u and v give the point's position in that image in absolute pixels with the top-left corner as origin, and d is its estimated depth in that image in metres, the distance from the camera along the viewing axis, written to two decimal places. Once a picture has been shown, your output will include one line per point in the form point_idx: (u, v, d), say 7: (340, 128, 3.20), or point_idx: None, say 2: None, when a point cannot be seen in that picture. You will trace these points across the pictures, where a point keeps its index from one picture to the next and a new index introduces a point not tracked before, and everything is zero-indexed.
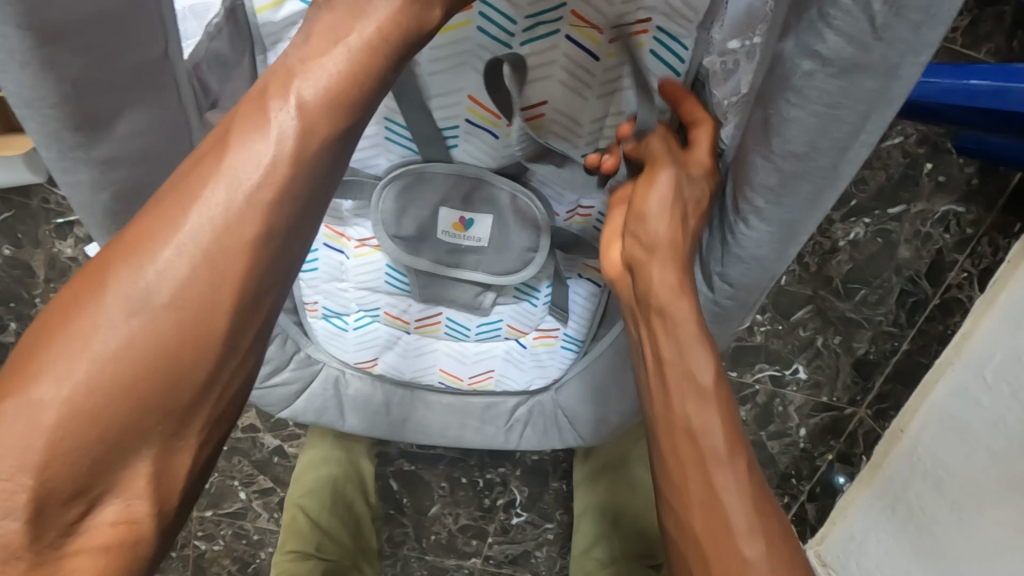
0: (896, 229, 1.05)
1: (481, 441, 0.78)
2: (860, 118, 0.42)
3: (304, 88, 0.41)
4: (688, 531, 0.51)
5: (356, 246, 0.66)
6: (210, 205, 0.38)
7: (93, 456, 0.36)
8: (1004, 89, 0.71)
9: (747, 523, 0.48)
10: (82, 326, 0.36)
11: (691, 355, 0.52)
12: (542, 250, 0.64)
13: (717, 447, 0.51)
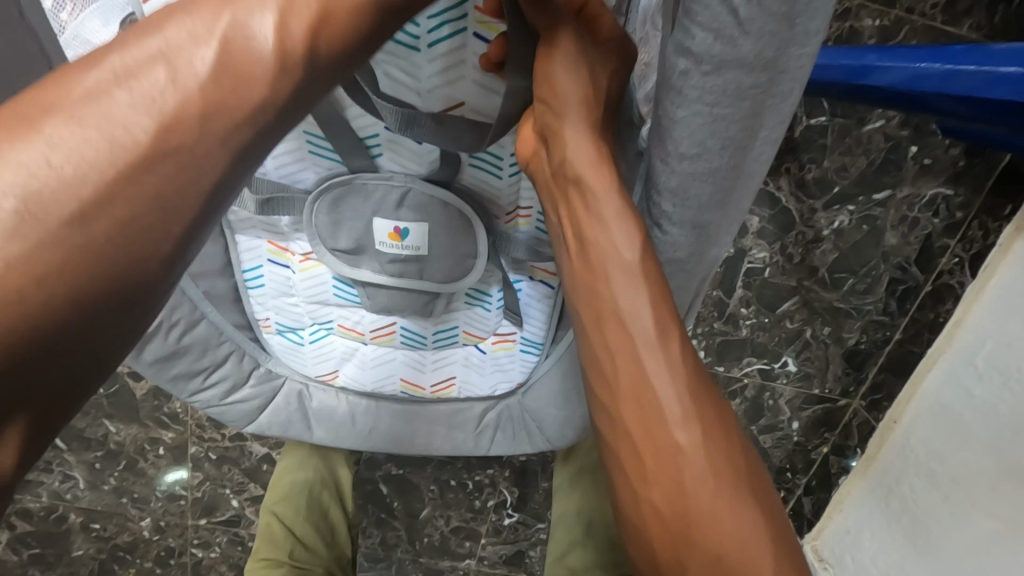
0: (882, 215, 1.01)
1: (450, 446, 0.78)
2: (747, 116, 0.40)
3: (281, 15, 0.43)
4: (625, 479, 0.49)
5: (300, 261, 0.66)
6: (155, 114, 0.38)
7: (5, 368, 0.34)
8: (953, 71, 0.70)
9: (710, 481, 0.45)
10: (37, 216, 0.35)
11: (635, 305, 0.47)
12: (482, 255, 0.64)
13: (659, 389, 0.46)
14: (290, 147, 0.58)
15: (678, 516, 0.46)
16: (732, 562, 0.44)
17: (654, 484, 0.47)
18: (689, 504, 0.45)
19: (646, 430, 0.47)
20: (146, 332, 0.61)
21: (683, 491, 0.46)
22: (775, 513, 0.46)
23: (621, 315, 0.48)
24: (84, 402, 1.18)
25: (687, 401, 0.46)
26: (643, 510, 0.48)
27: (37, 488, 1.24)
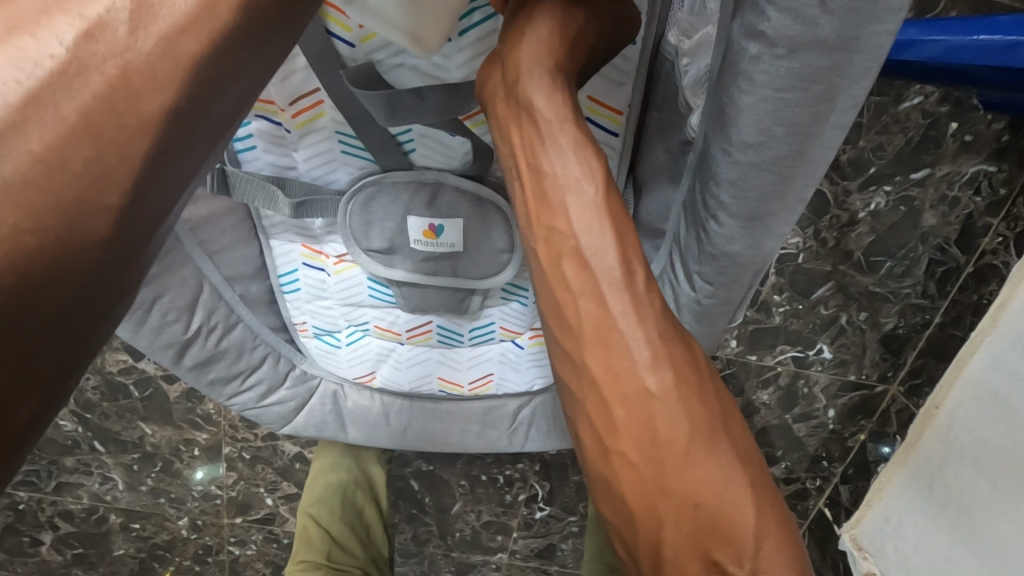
0: (920, 195, 0.97)
1: (486, 444, 0.78)
2: (819, 99, 0.38)
3: None
4: (596, 451, 0.39)
5: (334, 263, 0.65)
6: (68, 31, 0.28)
7: None
8: (1014, 43, 0.68)
9: (688, 433, 0.36)
10: None
11: (586, 232, 0.40)
12: (517, 251, 0.62)
13: (629, 341, 0.38)
14: (322, 147, 0.58)
15: (655, 501, 0.36)
16: (720, 552, 0.36)
17: (621, 435, 0.37)
18: (666, 488, 0.36)
19: (614, 395, 0.38)
20: (186, 337, 0.61)
21: (655, 441, 0.37)
22: (775, 498, 0.37)
23: (580, 258, 0.40)
24: (119, 406, 1.17)
25: (653, 339, 0.38)
26: (612, 479, 0.38)
27: (76, 490, 1.26)
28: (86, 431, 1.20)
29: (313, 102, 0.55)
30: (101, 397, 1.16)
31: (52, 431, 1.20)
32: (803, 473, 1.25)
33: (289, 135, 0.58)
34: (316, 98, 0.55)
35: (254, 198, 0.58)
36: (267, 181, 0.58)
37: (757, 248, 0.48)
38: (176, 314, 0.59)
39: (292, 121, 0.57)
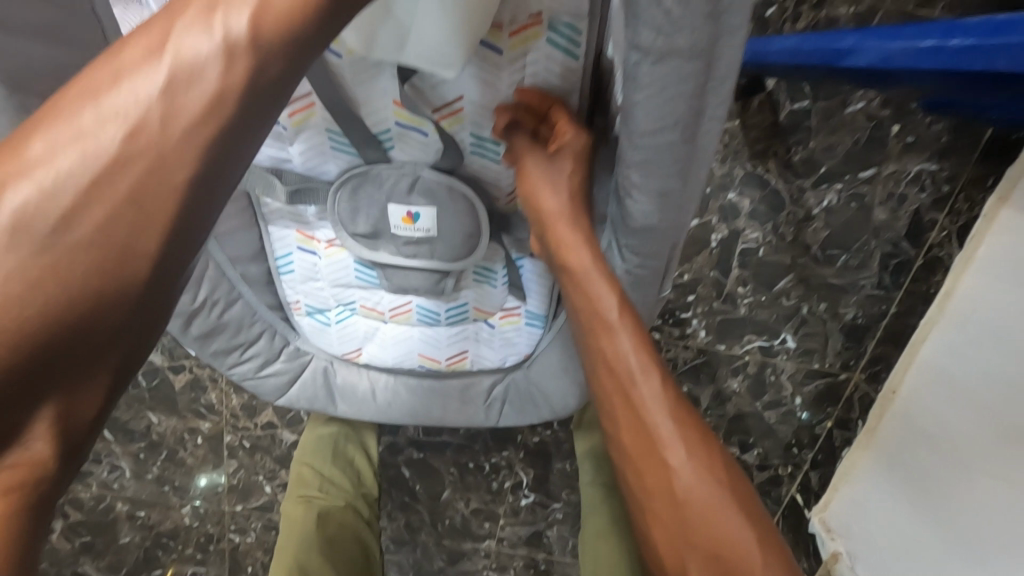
0: (870, 192, 1.05)
1: (462, 419, 0.85)
2: (694, 94, 0.47)
3: (233, 21, 0.40)
4: (640, 499, 0.58)
5: (325, 247, 0.74)
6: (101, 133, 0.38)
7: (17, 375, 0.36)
8: (887, 55, 0.78)
9: (703, 493, 0.55)
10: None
11: (630, 354, 0.59)
12: (484, 233, 0.70)
13: (642, 398, 0.59)
14: (313, 143, 0.66)
15: (675, 505, 0.55)
16: (723, 538, 0.53)
17: (653, 494, 0.57)
18: (683, 493, 0.55)
19: (636, 434, 0.58)
20: (193, 309, 0.69)
21: (676, 498, 0.55)
22: (746, 494, 0.56)
23: (609, 344, 0.60)
24: (128, 396, 1.27)
25: (674, 426, 0.57)
26: (650, 519, 0.57)
27: (87, 478, 1.34)
28: None
29: (306, 104, 0.63)
30: None
31: None
32: (777, 461, 1.26)
33: (285, 131, 0.65)
34: (308, 101, 0.62)
35: (254, 185, 0.67)
36: (267, 170, 0.67)
37: (678, 222, 0.57)
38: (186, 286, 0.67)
39: (289, 120, 0.64)
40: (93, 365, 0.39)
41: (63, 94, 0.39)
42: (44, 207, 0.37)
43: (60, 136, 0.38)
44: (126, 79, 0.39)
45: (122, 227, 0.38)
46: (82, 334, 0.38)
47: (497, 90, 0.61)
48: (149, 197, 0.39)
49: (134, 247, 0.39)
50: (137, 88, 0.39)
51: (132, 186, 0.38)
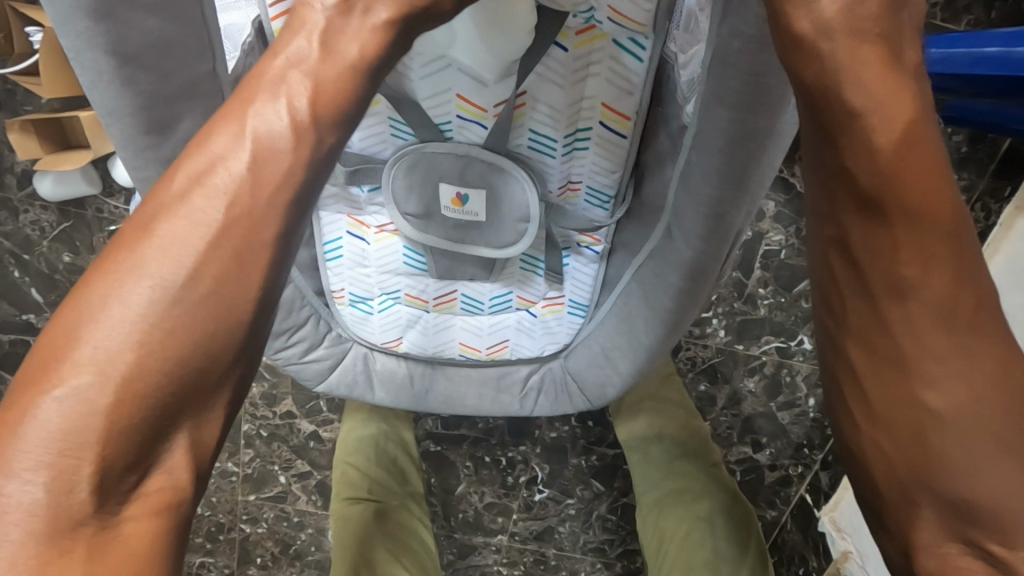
0: None
1: (498, 408, 0.87)
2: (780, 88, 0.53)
3: (297, 97, 0.46)
4: (864, 418, 0.49)
5: (376, 232, 0.76)
6: (213, 191, 0.44)
7: (148, 409, 0.41)
8: (947, 55, 0.76)
9: (976, 432, 0.45)
10: (123, 277, 0.42)
11: (902, 240, 0.46)
12: (535, 218, 0.71)
13: (924, 317, 0.46)
14: (375, 130, 0.68)
15: (925, 445, 0.47)
16: (988, 495, 0.45)
17: (883, 415, 0.48)
18: (945, 435, 0.46)
19: (880, 364, 0.48)
20: None
21: (922, 433, 0.47)
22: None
23: (894, 247, 0.46)
24: None
25: (947, 341, 0.46)
26: (866, 441, 0.49)
27: None
28: None
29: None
30: None
31: None
32: (787, 460, 1.24)
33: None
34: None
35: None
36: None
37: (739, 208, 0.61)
38: None
39: None
40: (209, 389, 0.43)
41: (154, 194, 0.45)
42: (180, 240, 0.43)
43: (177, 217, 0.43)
44: (235, 124, 0.46)
45: (229, 279, 0.43)
46: (198, 355, 0.42)
47: (561, 86, 0.63)
48: (258, 206, 0.45)
49: (241, 289, 0.44)
50: (258, 128, 0.45)
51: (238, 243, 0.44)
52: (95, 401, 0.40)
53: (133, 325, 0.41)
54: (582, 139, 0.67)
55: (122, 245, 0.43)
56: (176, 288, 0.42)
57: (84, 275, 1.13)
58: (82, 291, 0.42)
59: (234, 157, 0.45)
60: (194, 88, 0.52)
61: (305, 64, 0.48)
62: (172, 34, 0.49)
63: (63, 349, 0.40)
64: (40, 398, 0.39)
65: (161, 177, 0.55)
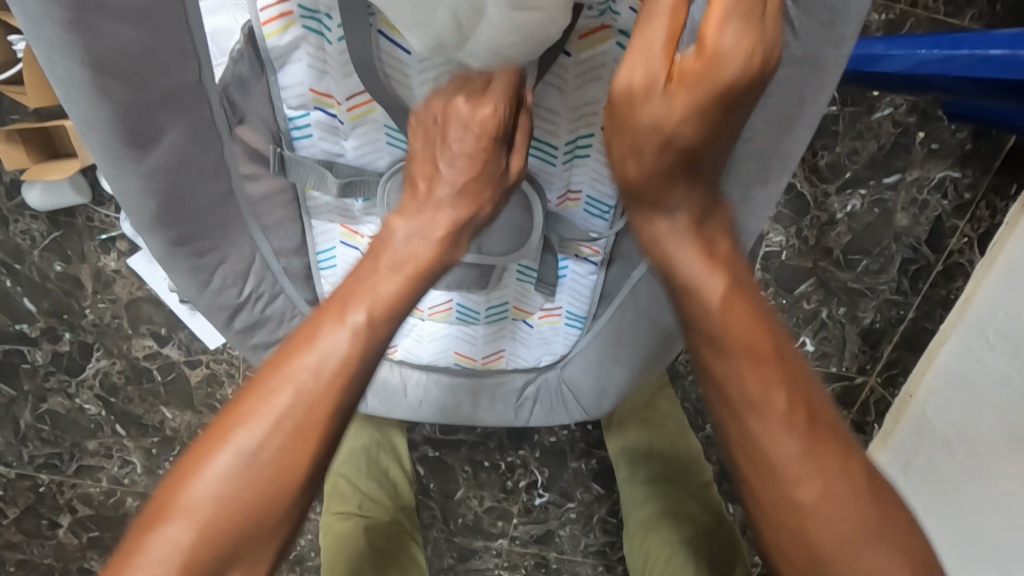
0: (892, 198, 1.06)
1: (495, 418, 0.86)
2: (795, 102, 0.53)
3: (358, 313, 0.58)
4: (752, 503, 0.57)
5: (368, 242, 0.75)
6: (284, 396, 0.55)
7: (219, 552, 0.52)
8: (952, 56, 0.74)
9: (834, 511, 0.53)
10: (216, 452, 0.54)
11: (756, 366, 0.55)
12: (536, 224, 0.71)
13: (767, 372, 0.55)
14: (369, 138, 0.68)
15: (792, 481, 0.54)
16: (850, 571, 0.53)
17: (767, 507, 0.55)
18: (802, 470, 0.54)
19: (753, 460, 0.55)
20: (238, 302, 0.67)
21: (799, 516, 0.54)
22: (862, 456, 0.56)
23: (736, 352, 0.55)
24: (142, 390, 1.22)
25: (805, 441, 0.54)
26: (756, 523, 0.57)
27: (96, 473, 1.25)
28: (109, 414, 1.23)
29: (367, 99, 0.64)
30: (125, 380, 1.21)
31: (77, 414, 1.23)
32: None
33: (341, 126, 0.67)
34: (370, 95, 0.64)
35: (305, 178, 0.68)
36: (321, 164, 0.68)
37: (742, 226, 0.61)
38: (233, 279, 0.65)
39: (348, 114, 0.65)
40: (266, 538, 0.54)
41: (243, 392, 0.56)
42: (258, 425, 0.54)
43: (257, 415, 0.54)
44: (308, 344, 0.57)
45: (290, 458, 0.54)
46: (264, 514, 0.54)
47: (565, 91, 0.62)
48: (313, 409, 0.55)
49: (298, 466, 0.54)
50: (325, 349, 0.56)
51: (295, 425, 0.54)
52: (182, 547, 0.51)
53: (221, 490, 0.53)
54: (582, 146, 0.66)
55: (219, 425, 0.55)
56: (254, 465, 0.53)
57: (75, 282, 1.15)
58: (190, 455, 0.55)
59: (306, 364, 0.56)
60: (174, 97, 0.50)
61: (362, 298, 0.59)
62: (149, 42, 0.47)
63: (172, 501, 0.53)
64: (146, 541, 0.51)
65: (142, 189, 0.52)
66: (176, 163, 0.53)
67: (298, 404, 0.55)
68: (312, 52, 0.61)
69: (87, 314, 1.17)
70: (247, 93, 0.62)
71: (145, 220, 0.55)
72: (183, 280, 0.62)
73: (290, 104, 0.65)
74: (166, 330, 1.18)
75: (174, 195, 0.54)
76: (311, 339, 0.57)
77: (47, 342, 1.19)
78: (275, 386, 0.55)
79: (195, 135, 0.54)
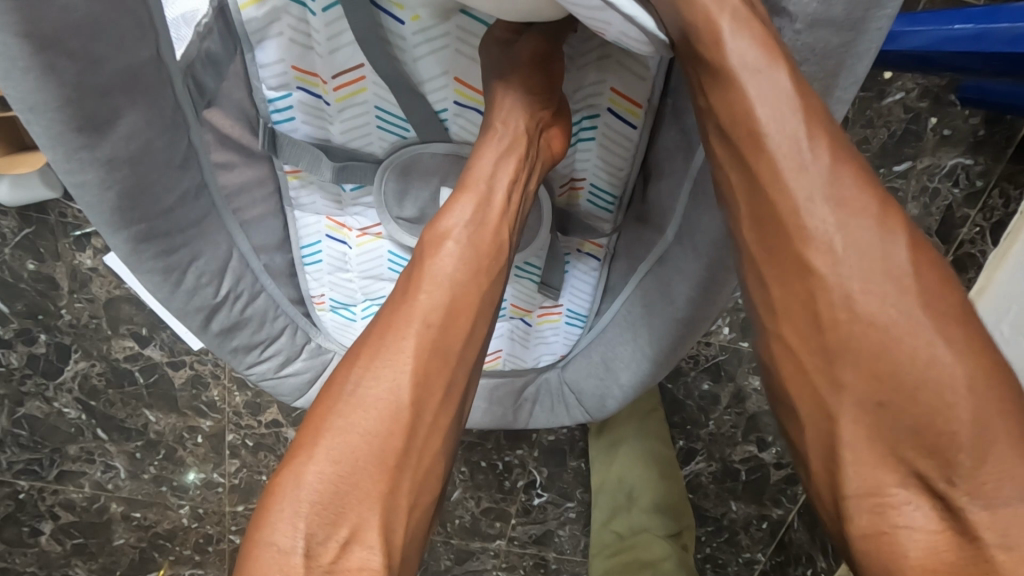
0: (902, 185, 1.02)
1: (491, 420, 0.80)
2: (834, 76, 0.49)
3: (458, 225, 0.53)
4: (817, 374, 0.44)
5: (357, 235, 0.71)
6: (401, 330, 0.49)
7: (345, 503, 0.44)
8: (984, 32, 0.67)
9: (937, 360, 0.40)
10: (334, 400, 0.47)
11: (806, 161, 0.43)
12: (546, 212, 0.69)
13: (875, 316, 0.42)
14: (359, 120, 0.63)
15: (872, 373, 0.42)
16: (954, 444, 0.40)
17: (846, 370, 0.43)
18: (896, 437, 0.42)
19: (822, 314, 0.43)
20: (215, 302, 0.61)
21: (883, 372, 0.41)
22: (988, 354, 0.41)
23: (801, 175, 0.43)
24: (124, 393, 1.17)
25: (894, 280, 0.42)
26: (825, 404, 0.44)
27: (78, 478, 1.20)
28: (90, 418, 1.18)
29: (356, 77, 0.60)
30: (106, 383, 1.16)
31: (56, 418, 1.17)
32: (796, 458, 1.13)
33: (328, 107, 0.62)
34: (359, 74, 0.60)
35: (298, 160, 0.64)
36: (314, 146, 0.64)
37: None
38: (209, 277, 0.59)
39: (334, 95, 0.61)
40: (399, 485, 0.47)
41: (356, 343, 0.50)
42: (377, 364, 0.48)
43: (374, 355, 0.48)
44: (417, 278, 0.51)
45: (416, 389, 0.48)
46: (395, 454, 0.46)
47: (616, 153, 0.65)
48: (430, 335, 0.49)
49: (422, 400, 0.48)
50: (434, 272, 0.51)
51: (416, 355, 0.48)
52: (306, 500, 0.44)
53: (375, 419, 0.47)
54: (588, 129, 0.65)
55: (332, 378, 0.49)
56: (405, 389, 0.48)
57: (49, 282, 1.10)
58: (307, 415, 0.48)
59: (416, 293, 0.50)
60: (131, 77, 0.45)
61: (466, 197, 0.54)
62: (102, 17, 0.41)
63: (288, 459, 0.45)
64: (270, 504, 0.44)
65: (101, 180, 0.47)
66: (139, 151, 0.48)
67: (411, 336, 0.49)
68: (293, 24, 0.57)
69: (63, 314, 1.12)
70: (218, 73, 0.56)
71: (105, 213, 0.50)
72: (153, 281, 0.56)
73: (270, 84, 0.60)
74: (147, 331, 1.13)
75: (137, 187, 0.49)
76: (418, 269, 0.52)
77: (22, 344, 1.14)
78: (385, 324, 0.50)
79: (157, 119, 0.49)
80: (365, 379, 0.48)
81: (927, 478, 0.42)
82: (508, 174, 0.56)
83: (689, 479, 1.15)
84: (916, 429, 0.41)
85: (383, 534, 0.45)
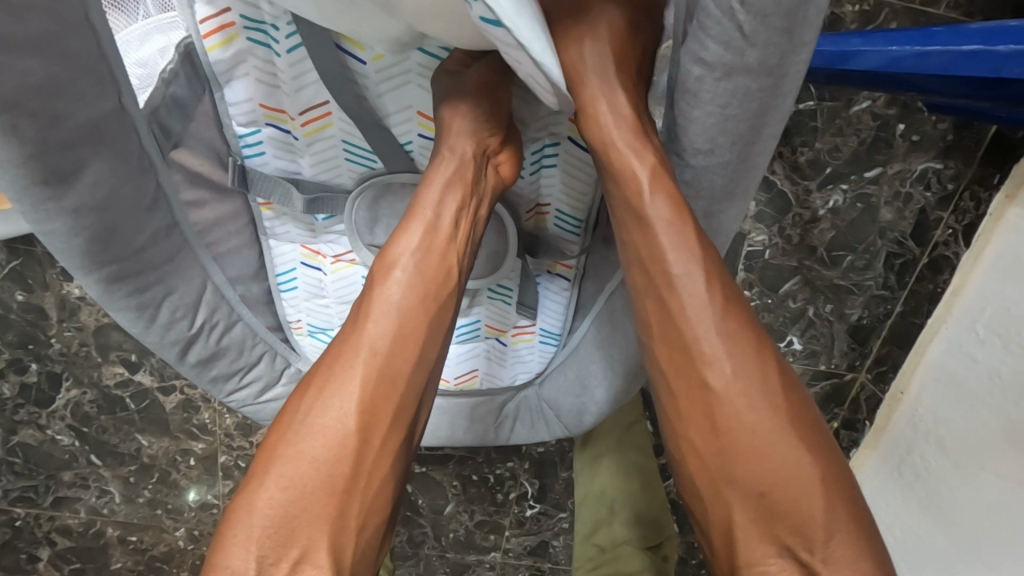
0: (876, 192, 1.03)
1: (473, 436, 0.82)
2: (754, 112, 0.52)
3: (406, 253, 0.54)
4: (705, 458, 0.52)
5: (331, 262, 0.73)
6: (350, 359, 0.50)
7: (295, 527, 0.46)
8: (923, 52, 0.69)
9: (795, 451, 0.49)
10: (288, 429, 0.49)
11: (688, 278, 0.52)
12: (512, 236, 0.70)
13: (748, 417, 0.50)
14: (327, 154, 0.65)
15: (749, 458, 0.49)
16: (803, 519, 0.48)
17: (732, 454, 0.50)
18: (767, 508, 0.49)
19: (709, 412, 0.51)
20: (191, 334, 0.63)
21: (758, 458, 0.49)
22: (834, 457, 0.50)
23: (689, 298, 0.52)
24: (116, 418, 1.18)
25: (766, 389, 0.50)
26: (712, 482, 0.52)
27: (74, 504, 1.21)
28: (83, 444, 1.19)
29: (323, 113, 0.62)
30: (98, 410, 1.17)
31: (50, 445, 1.18)
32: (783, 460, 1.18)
33: (297, 142, 0.64)
34: (325, 110, 0.62)
35: (270, 194, 0.66)
36: (283, 179, 0.66)
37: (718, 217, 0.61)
38: (183, 312, 0.61)
39: (302, 130, 0.63)
40: (349, 509, 0.48)
41: (311, 371, 0.52)
42: (327, 393, 0.49)
43: (325, 383, 0.50)
44: (367, 307, 0.52)
45: (365, 414, 0.49)
46: (344, 480, 0.48)
47: (578, 179, 0.67)
48: (378, 362, 0.51)
49: (371, 426, 0.50)
50: (383, 300, 0.52)
51: (364, 384, 0.50)
52: (256, 526, 0.46)
53: (323, 447, 0.48)
54: (550, 156, 0.67)
55: (286, 407, 0.50)
56: (352, 418, 0.49)
57: (39, 311, 1.11)
58: (261, 443, 0.49)
59: (366, 321, 0.52)
60: (94, 129, 0.47)
61: (413, 225, 0.55)
62: (61, 76, 0.43)
63: (244, 485, 0.47)
64: (225, 530, 0.46)
65: (69, 227, 0.49)
66: (107, 199, 0.50)
67: (360, 364, 0.50)
68: (258, 65, 0.59)
69: (53, 343, 1.13)
70: (184, 115, 0.59)
71: (76, 258, 0.51)
72: (128, 318, 0.58)
73: (239, 122, 0.62)
74: (136, 357, 1.14)
75: (106, 232, 0.51)
76: (369, 296, 0.53)
77: (15, 373, 1.15)
78: (335, 353, 0.51)
79: (122, 167, 0.51)
80: (316, 408, 0.49)
81: (788, 543, 0.49)
82: (456, 198, 0.57)
83: (680, 487, 1.17)
84: (781, 503, 0.49)
85: (333, 555, 0.47)
